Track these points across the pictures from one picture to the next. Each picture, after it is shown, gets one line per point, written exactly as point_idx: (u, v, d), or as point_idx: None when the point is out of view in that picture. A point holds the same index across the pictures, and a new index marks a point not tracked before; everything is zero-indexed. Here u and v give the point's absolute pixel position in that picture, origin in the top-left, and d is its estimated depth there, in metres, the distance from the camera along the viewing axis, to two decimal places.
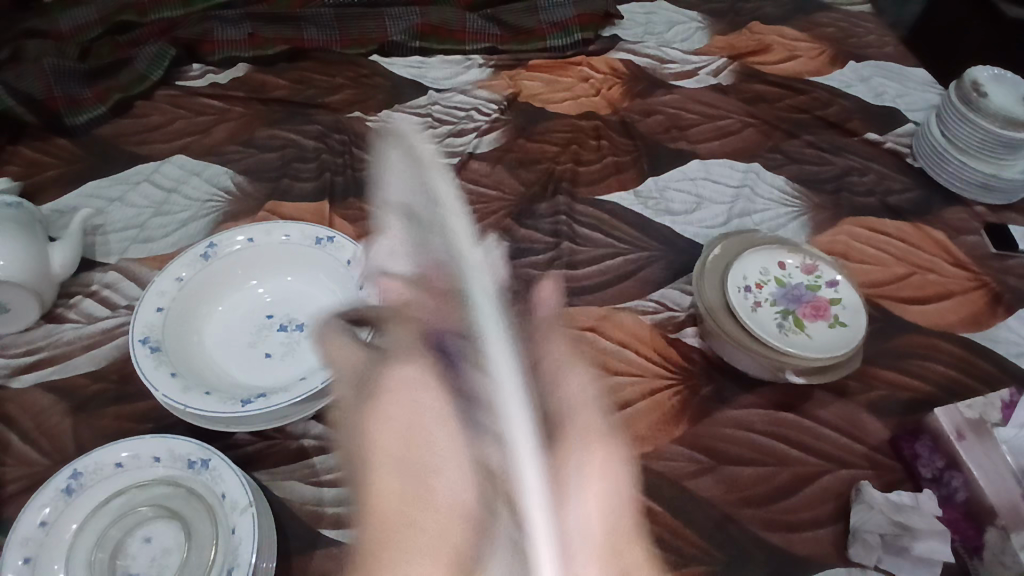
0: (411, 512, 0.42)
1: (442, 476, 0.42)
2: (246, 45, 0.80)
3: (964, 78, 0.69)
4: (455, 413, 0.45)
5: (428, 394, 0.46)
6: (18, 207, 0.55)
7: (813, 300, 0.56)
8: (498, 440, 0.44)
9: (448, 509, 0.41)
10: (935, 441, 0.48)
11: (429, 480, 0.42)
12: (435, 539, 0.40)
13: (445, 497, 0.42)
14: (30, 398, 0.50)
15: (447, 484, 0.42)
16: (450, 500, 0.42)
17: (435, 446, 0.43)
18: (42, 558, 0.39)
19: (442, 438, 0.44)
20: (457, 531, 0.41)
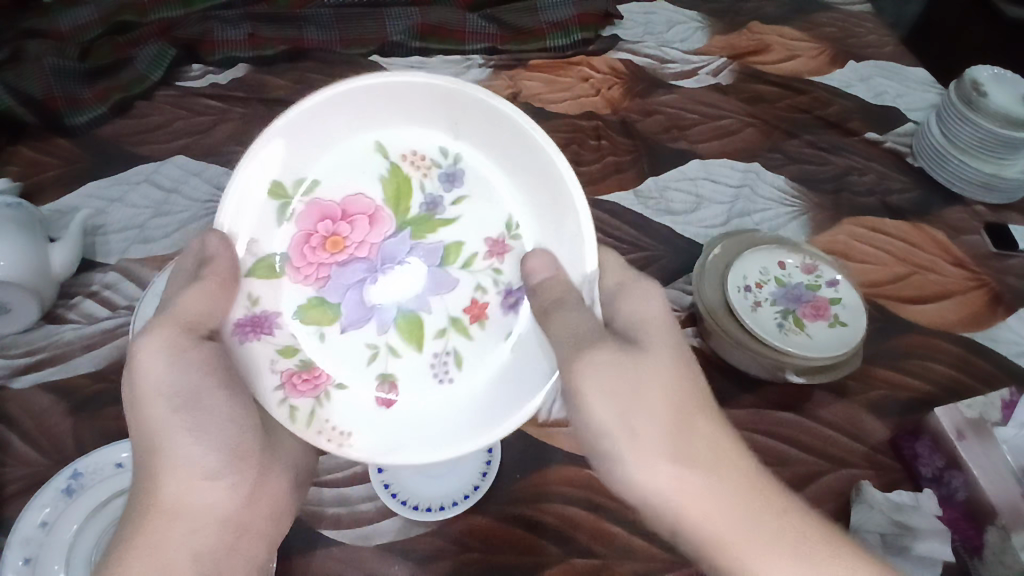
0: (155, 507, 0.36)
1: (167, 455, 0.37)
2: (246, 45, 0.80)
3: (964, 77, 0.69)
4: (172, 412, 0.38)
5: (174, 368, 0.38)
6: (19, 207, 0.55)
7: (813, 300, 0.56)
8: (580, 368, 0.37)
9: (178, 472, 0.37)
10: (934, 440, 0.48)
11: (145, 458, 0.37)
12: (174, 506, 0.37)
13: (199, 490, 0.38)
14: (30, 398, 0.50)
15: (176, 444, 0.38)
16: (190, 503, 0.37)
17: (150, 429, 0.38)
18: (42, 559, 0.39)
19: (152, 403, 0.38)
20: (224, 528, 0.38)
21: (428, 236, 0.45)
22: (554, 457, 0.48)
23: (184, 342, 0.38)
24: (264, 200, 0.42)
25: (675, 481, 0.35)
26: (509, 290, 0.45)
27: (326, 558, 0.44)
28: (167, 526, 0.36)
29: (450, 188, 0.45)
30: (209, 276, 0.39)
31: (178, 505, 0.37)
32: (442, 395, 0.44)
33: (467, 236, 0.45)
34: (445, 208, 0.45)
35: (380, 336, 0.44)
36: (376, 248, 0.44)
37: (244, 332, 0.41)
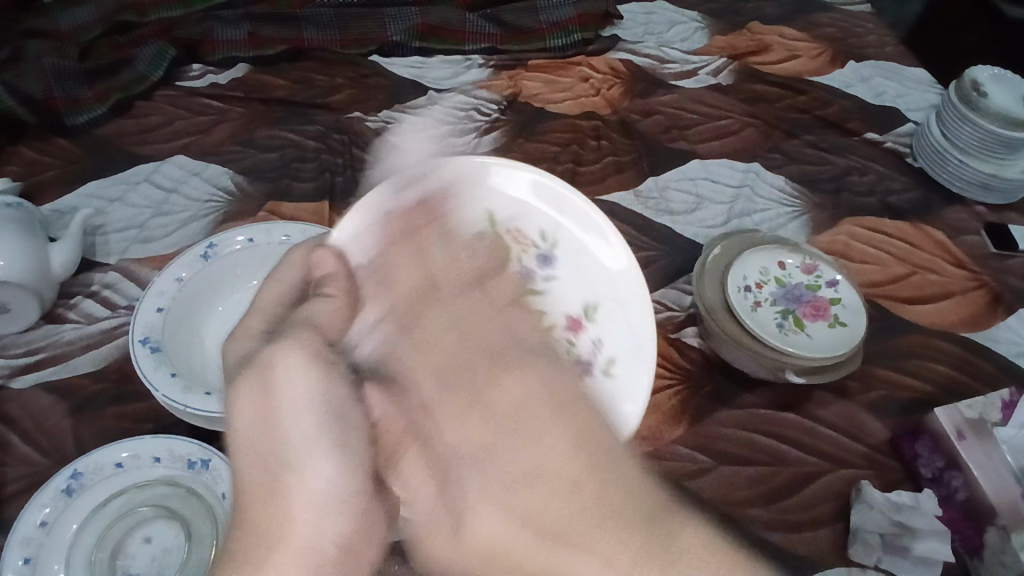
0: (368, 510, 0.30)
1: (325, 458, 0.30)
2: (247, 45, 0.80)
3: (964, 77, 0.69)
4: (325, 430, 0.31)
5: (314, 385, 0.32)
6: (19, 207, 0.55)
7: (813, 300, 0.56)
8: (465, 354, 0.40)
9: (312, 503, 0.29)
10: (935, 440, 0.48)
11: (273, 481, 0.30)
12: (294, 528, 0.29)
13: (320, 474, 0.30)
14: (30, 398, 0.50)
15: (310, 467, 0.30)
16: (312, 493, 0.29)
17: (275, 446, 0.31)
18: (42, 558, 0.39)
19: (298, 423, 0.31)
20: (329, 565, 0.29)
21: (537, 301, 0.45)
22: None
23: (325, 351, 0.34)
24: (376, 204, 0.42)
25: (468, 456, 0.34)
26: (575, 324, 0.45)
27: None
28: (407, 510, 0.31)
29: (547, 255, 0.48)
30: (332, 289, 0.38)
31: (286, 505, 0.29)
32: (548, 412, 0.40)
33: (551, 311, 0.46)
34: (541, 281, 0.47)
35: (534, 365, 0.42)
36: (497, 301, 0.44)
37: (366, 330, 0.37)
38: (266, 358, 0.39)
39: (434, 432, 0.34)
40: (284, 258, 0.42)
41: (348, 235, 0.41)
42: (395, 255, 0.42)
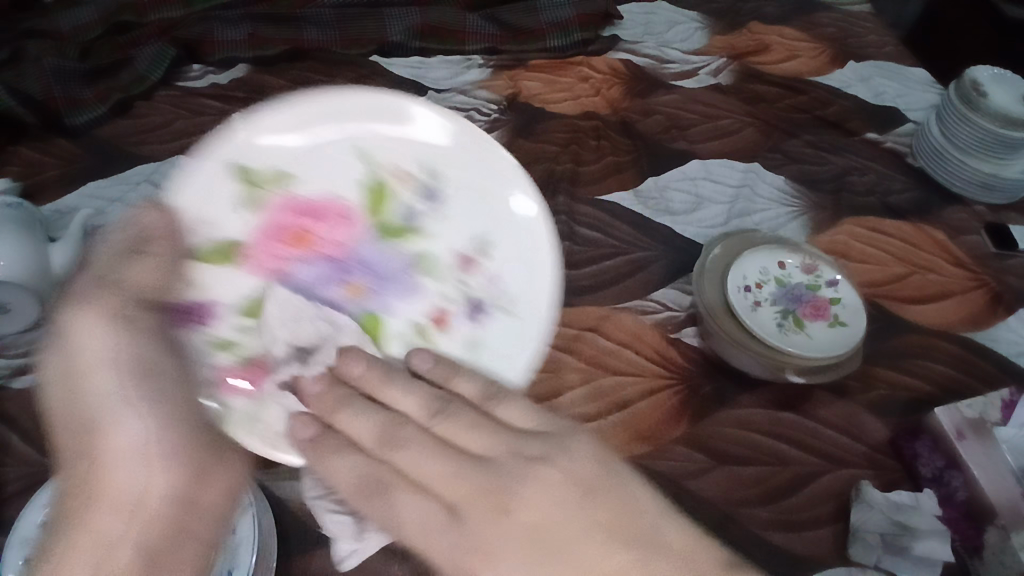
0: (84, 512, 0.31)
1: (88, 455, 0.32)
2: (246, 45, 0.80)
3: (964, 77, 0.69)
4: (123, 384, 0.33)
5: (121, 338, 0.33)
6: (19, 207, 0.55)
7: (813, 300, 0.56)
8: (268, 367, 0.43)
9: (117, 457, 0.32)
10: (934, 441, 0.48)
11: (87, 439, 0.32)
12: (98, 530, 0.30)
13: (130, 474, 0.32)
14: (29, 398, 0.50)
15: (120, 475, 0.32)
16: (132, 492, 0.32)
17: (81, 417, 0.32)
18: None
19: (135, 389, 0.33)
20: (160, 522, 0.32)
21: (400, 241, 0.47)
22: None
23: (132, 311, 0.34)
24: (226, 185, 0.44)
25: (532, 519, 0.31)
26: (474, 305, 0.48)
27: (324, 558, 0.44)
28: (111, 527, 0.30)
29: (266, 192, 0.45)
30: (155, 251, 0.37)
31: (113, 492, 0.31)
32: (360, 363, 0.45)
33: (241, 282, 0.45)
34: (421, 219, 0.48)
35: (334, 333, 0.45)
36: (347, 250, 0.46)
37: (190, 321, 0.42)
38: (220, 359, 0.42)
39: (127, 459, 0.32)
40: (197, 249, 0.43)
41: (187, 200, 0.42)
42: (276, 232, 0.45)
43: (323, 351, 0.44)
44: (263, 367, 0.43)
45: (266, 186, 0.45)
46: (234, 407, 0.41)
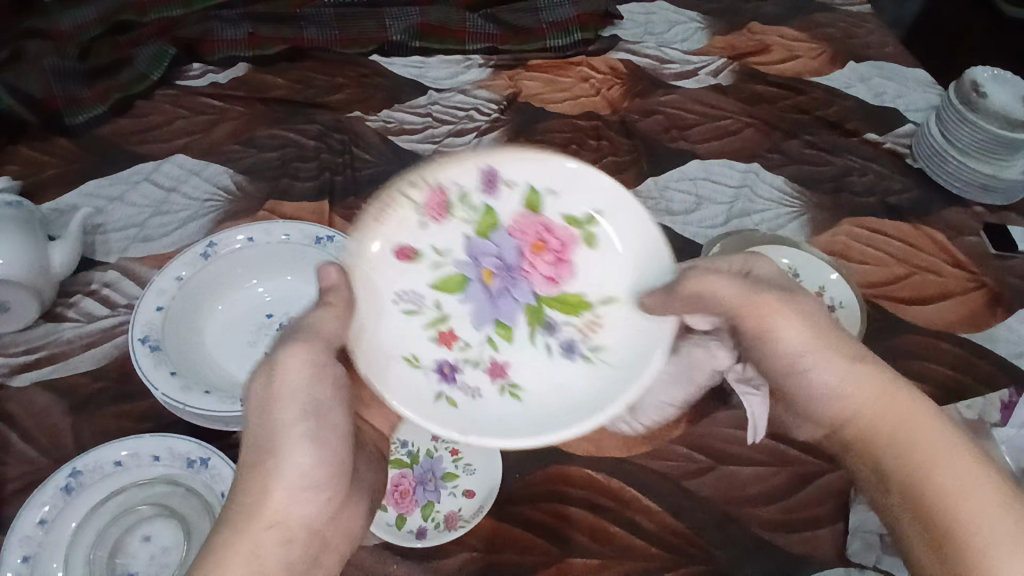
0: (926, 505, 0.38)
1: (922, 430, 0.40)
2: (246, 44, 0.80)
3: (963, 78, 0.69)
4: (260, 426, 0.39)
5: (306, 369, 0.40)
6: (19, 205, 0.55)
7: (520, 267, 0.46)
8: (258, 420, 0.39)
9: (288, 487, 0.37)
10: None
11: (267, 389, 0.40)
12: (964, 491, 0.37)
13: (947, 473, 0.38)
14: (30, 397, 0.50)
15: (293, 454, 0.38)
16: (298, 462, 0.38)
17: (266, 469, 0.38)
18: (41, 557, 0.39)
19: (292, 402, 0.39)
20: (305, 419, 0.39)
21: (413, 495, 0.47)
22: (553, 457, 0.49)
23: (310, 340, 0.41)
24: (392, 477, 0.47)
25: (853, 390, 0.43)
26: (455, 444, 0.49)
27: None
28: (965, 507, 0.36)
29: (452, 462, 0.48)
30: (411, 505, 0.46)
31: (279, 490, 0.37)
32: (482, 475, 0.48)
33: (454, 481, 0.47)
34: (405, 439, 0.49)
35: (428, 471, 0.48)
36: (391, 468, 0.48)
37: (402, 504, 0.46)
38: (451, 505, 0.46)
39: (816, 346, 0.44)
40: (409, 506, 0.46)
41: (428, 500, 0.46)
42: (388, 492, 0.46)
43: (466, 479, 0.47)
44: (421, 505, 0.46)
45: (396, 502, 0.46)
46: (461, 507, 0.46)
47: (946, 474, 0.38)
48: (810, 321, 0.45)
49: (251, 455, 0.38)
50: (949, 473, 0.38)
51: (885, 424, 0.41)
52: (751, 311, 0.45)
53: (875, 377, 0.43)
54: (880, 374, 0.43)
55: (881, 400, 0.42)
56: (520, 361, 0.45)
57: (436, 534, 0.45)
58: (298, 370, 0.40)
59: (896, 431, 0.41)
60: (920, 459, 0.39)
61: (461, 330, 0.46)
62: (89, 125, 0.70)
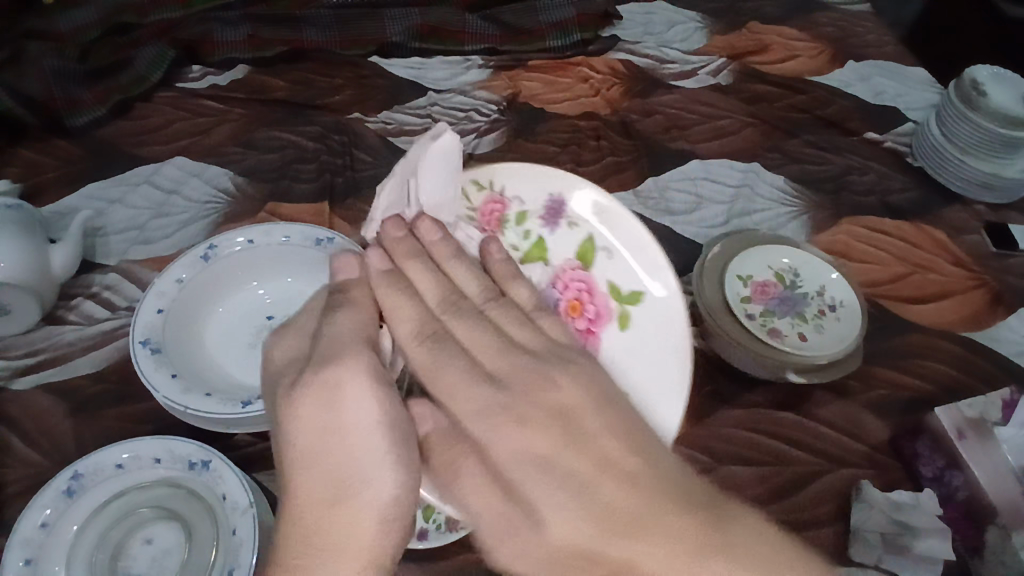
0: (695, 546, 0.35)
1: (636, 527, 0.36)
2: (246, 45, 0.80)
3: (963, 77, 0.69)
4: (312, 446, 0.37)
5: (362, 393, 0.38)
6: (19, 208, 0.55)
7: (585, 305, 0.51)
8: (299, 439, 0.37)
9: (376, 513, 0.36)
10: (935, 440, 0.49)
11: (318, 404, 0.38)
12: (658, 529, 0.36)
13: (659, 543, 0.36)
14: (31, 399, 0.50)
15: (376, 478, 0.37)
16: (375, 488, 0.36)
17: (348, 491, 0.36)
18: (43, 559, 0.39)
19: (365, 438, 0.37)
20: (350, 438, 0.37)
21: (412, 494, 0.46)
22: None
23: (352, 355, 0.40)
24: None
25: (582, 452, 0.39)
26: None
27: None
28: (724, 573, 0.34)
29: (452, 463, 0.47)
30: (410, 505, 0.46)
31: (364, 495, 0.36)
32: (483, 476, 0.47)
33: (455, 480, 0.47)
34: None
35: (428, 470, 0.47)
36: None
37: None
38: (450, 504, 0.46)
39: (585, 459, 0.39)
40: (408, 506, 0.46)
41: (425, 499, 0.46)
42: None
43: None
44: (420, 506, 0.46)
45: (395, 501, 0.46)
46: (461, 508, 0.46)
47: (646, 544, 0.36)
48: (590, 385, 0.43)
49: (305, 481, 0.36)
50: (635, 505, 0.37)
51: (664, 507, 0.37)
52: (576, 417, 0.41)
53: (612, 464, 0.39)
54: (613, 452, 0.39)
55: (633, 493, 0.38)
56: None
57: (437, 536, 0.45)
58: (357, 388, 0.38)
59: (659, 513, 0.37)
60: (623, 514, 0.37)
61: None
62: (89, 127, 0.70)
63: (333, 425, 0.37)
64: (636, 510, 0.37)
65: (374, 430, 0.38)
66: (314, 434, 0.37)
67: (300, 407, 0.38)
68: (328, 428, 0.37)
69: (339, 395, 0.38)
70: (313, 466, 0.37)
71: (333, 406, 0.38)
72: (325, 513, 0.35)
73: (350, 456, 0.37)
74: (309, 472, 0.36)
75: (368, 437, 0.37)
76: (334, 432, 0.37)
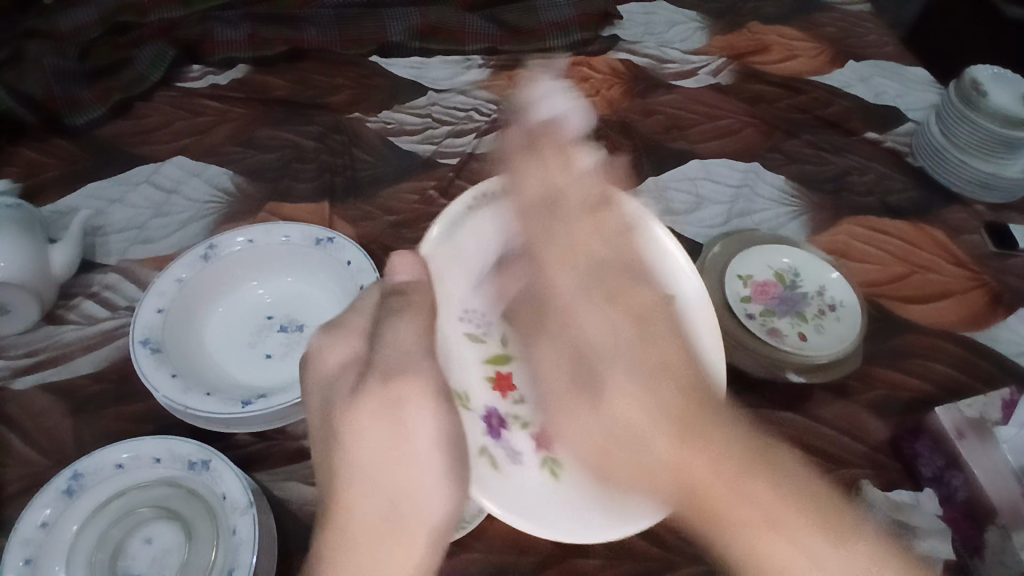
0: (813, 495, 0.44)
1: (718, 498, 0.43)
2: (246, 45, 0.80)
3: (964, 77, 0.69)
4: (369, 440, 0.40)
5: (406, 408, 0.41)
6: (19, 207, 0.55)
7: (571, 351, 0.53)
8: (364, 435, 0.40)
9: (432, 532, 0.39)
10: (935, 441, 0.48)
11: (377, 400, 0.41)
12: (759, 515, 0.42)
13: (766, 493, 0.43)
14: (31, 399, 0.50)
15: (435, 499, 0.40)
16: (422, 486, 0.40)
17: (398, 502, 0.39)
18: (43, 558, 0.39)
19: (429, 463, 0.40)
20: (418, 453, 0.41)
21: None
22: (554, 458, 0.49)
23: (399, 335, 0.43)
24: None
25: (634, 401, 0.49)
26: None
27: None
28: (768, 542, 0.42)
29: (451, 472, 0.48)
30: None
31: (415, 512, 0.39)
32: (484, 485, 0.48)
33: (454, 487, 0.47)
34: None
35: None
36: None
37: None
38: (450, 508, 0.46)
39: (633, 393, 0.49)
40: None
41: None
42: None
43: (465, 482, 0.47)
44: None
45: None
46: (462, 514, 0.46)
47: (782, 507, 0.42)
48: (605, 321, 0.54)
49: (364, 478, 0.39)
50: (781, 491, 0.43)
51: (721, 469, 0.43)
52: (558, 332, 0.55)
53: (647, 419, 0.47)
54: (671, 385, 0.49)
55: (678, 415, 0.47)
56: (560, 437, 0.52)
57: None
58: (421, 402, 0.41)
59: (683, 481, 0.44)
60: (656, 470, 0.45)
61: (515, 375, 0.56)
62: (89, 126, 0.70)
63: (393, 441, 0.40)
64: (742, 510, 0.42)
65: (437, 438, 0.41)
66: (374, 431, 0.40)
67: (365, 405, 0.41)
68: (393, 431, 0.40)
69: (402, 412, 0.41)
70: (369, 471, 0.40)
71: (398, 395, 0.41)
72: (389, 524, 0.38)
73: (412, 462, 0.40)
74: (366, 455, 0.40)
75: (431, 439, 0.41)
76: (394, 441, 0.40)
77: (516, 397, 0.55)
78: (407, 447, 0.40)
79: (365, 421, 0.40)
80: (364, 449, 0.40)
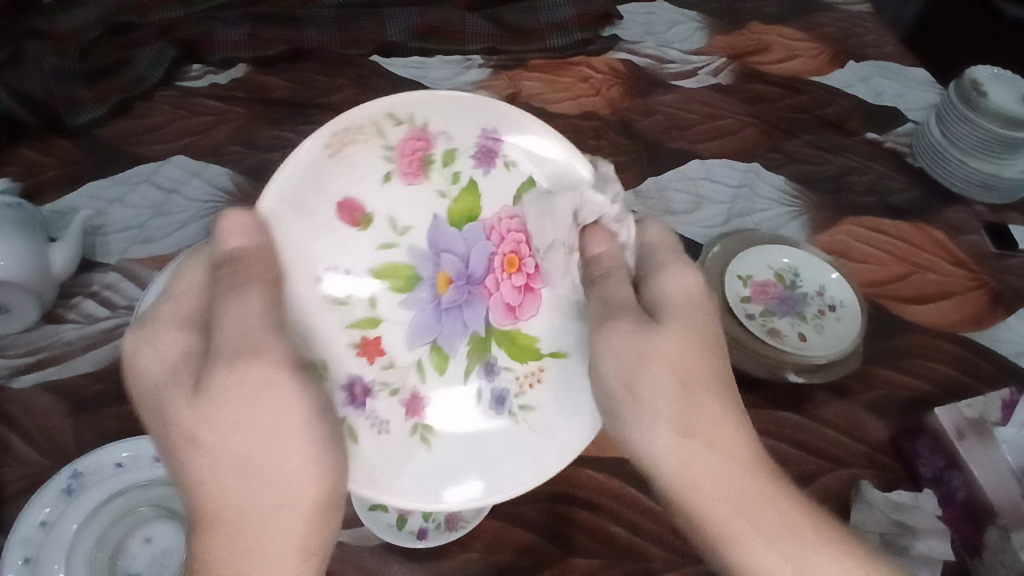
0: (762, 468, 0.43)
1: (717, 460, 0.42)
2: (246, 45, 0.80)
3: (964, 77, 0.69)
4: (230, 428, 0.37)
5: (258, 386, 0.36)
6: (19, 207, 0.55)
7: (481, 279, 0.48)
8: (193, 424, 0.36)
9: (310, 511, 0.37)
10: (935, 441, 0.49)
11: (228, 376, 0.36)
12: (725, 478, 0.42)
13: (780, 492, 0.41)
14: (30, 398, 0.50)
15: (307, 479, 0.37)
16: (286, 470, 0.37)
17: (262, 472, 0.37)
18: (42, 558, 0.39)
19: (300, 442, 0.37)
20: (273, 430, 0.37)
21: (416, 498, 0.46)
22: None
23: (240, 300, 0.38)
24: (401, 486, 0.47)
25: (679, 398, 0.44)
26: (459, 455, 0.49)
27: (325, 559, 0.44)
28: (754, 528, 0.40)
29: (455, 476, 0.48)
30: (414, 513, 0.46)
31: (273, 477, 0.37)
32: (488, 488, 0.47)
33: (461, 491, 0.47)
34: None
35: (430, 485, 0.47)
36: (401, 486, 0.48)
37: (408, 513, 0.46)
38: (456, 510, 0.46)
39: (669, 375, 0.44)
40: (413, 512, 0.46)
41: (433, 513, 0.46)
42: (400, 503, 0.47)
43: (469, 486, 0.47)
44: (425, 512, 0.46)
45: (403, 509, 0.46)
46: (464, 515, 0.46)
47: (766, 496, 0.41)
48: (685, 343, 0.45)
49: (243, 453, 0.37)
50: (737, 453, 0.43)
51: (756, 480, 0.42)
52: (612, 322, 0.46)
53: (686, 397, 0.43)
54: (706, 400, 0.43)
55: (700, 380, 0.44)
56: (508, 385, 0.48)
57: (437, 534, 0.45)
58: (291, 389, 0.37)
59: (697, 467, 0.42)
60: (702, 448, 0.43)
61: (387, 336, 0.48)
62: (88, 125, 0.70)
63: (258, 413, 0.37)
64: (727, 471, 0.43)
65: (299, 418, 0.38)
66: (222, 413, 0.36)
67: (214, 380, 0.36)
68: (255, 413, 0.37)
69: (242, 393, 0.36)
70: (237, 446, 0.37)
71: (251, 371, 0.37)
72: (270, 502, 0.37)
73: (290, 442, 0.37)
74: (217, 434, 0.37)
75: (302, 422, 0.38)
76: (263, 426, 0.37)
77: (387, 363, 0.47)
78: (272, 427, 0.37)
79: (214, 398, 0.36)
80: (220, 435, 0.36)
